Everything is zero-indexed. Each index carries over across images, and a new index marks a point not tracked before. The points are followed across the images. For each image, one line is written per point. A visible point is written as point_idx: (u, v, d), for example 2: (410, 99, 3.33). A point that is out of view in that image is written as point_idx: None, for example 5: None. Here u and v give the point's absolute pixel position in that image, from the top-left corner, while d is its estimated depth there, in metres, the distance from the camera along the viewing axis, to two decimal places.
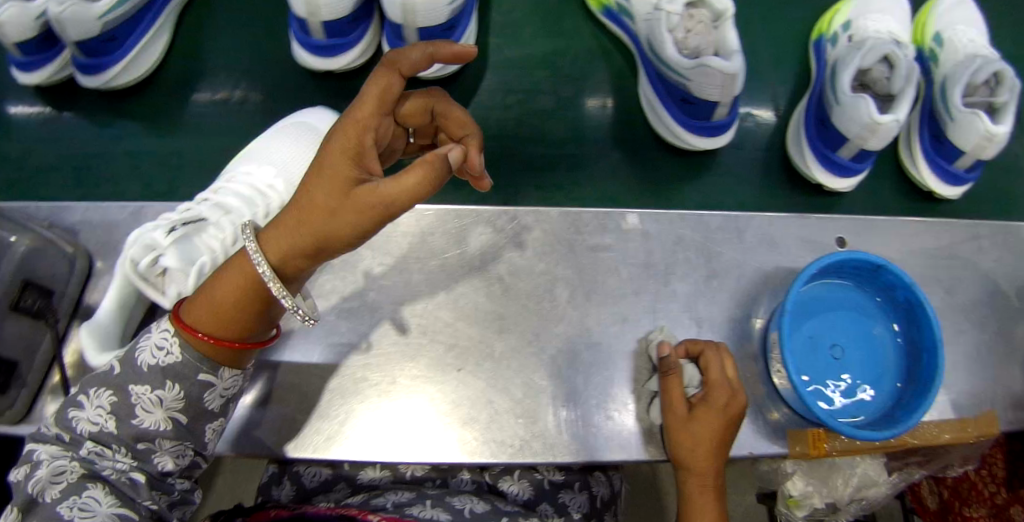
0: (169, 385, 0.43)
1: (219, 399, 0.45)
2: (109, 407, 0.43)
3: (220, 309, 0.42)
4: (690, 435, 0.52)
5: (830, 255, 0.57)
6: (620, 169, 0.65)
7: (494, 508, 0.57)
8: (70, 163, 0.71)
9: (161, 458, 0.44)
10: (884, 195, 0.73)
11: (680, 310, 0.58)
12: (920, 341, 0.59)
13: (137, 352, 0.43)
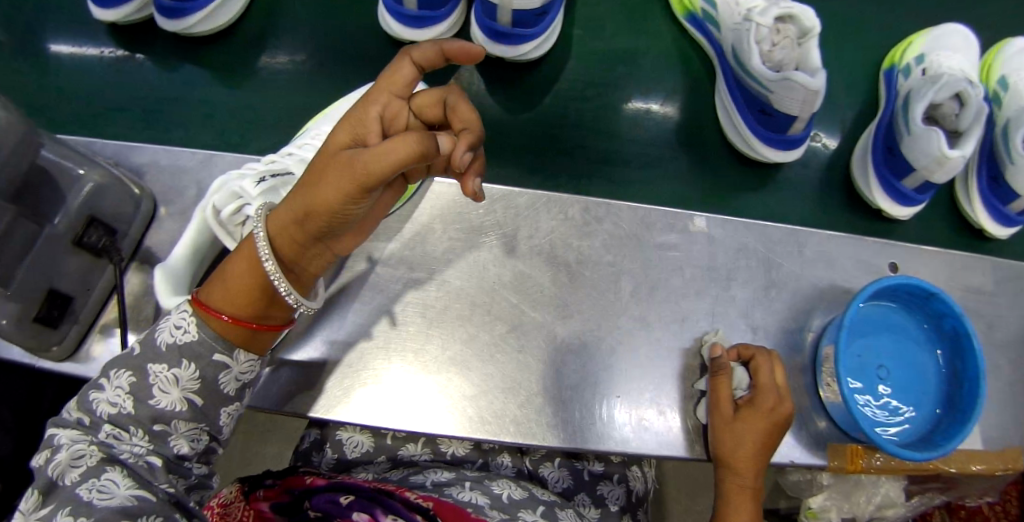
0: (185, 365, 0.46)
1: (235, 383, 0.48)
2: (127, 389, 0.45)
3: (238, 286, 0.47)
4: (735, 436, 0.54)
5: (888, 278, 0.58)
6: (684, 172, 0.75)
7: (531, 496, 0.57)
8: (142, 106, 0.74)
9: (177, 440, 0.46)
10: (928, 228, 0.76)
11: (736, 315, 0.59)
12: (962, 371, 0.60)
13: (156, 333, 0.46)
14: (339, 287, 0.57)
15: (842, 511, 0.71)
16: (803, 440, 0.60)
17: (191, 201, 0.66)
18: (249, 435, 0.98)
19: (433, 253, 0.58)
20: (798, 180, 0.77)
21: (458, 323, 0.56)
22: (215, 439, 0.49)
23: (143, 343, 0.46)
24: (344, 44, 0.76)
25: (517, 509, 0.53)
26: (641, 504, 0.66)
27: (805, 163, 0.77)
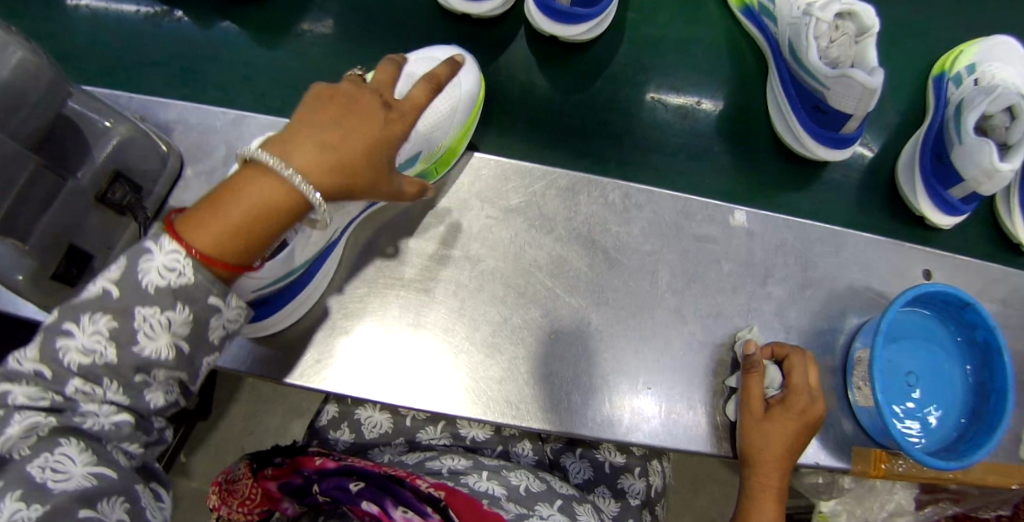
0: (179, 308, 0.35)
1: (221, 330, 0.38)
2: (108, 333, 0.34)
3: (238, 228, 0.35)
4: (764, 435, 0.52)
5: (926, 285, 0.58)
6: (726, 165, 0.76)
7: (550, 488, 0.56)
8: (177, 63, 0.74)
9: (154, 393, 0.37)
10: (959, 240, 0.76)
11: (771, 313, 0.59)
12: (991, 383, 0.60)
13: (140, 269, 0.34)
14: (369, 260, 0.55)
15: (853, 517, 0.71)
16: (829, 444, 0.60)
17: (220, 162, 0.65)
18: (254, 403, 0.97)
19: (467, 231, 0.56)
20: (832, 182, 0.76)
21: (491, 304, 0.55)
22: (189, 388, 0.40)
23: (122, 285, 0.35)
24: (389, 15, 0.75)
25: (534, 502, 0.52)
26: (659, 500, 0.65)
27: (840, 164, 0.76)
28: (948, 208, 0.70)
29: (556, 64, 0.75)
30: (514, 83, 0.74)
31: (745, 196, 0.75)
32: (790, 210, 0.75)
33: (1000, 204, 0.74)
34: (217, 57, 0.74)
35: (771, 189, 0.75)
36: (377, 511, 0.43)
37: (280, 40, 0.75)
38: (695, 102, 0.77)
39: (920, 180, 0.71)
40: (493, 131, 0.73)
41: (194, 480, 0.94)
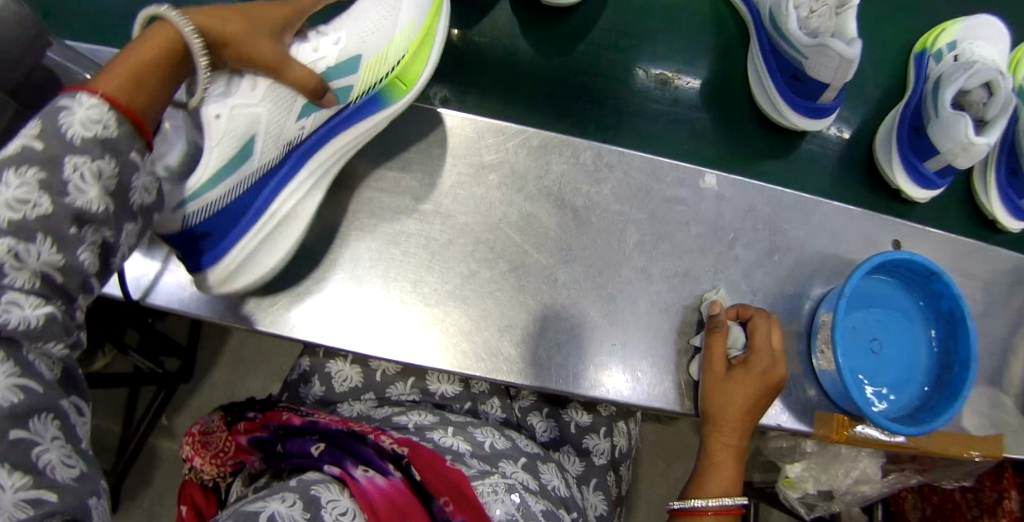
0: (109, 158, 0.32)
1: (144, 195, 0.35)
2: (41, 183, 0.30)
3: (129, 72, 0.34)
4: (725, 395, 0.53)
5: (892, 253, 0.58)
6: (706, 133, 0.76)
7: (515, 447, 0.57)
8: None
9: (86, 256, 0.32)
10: (934, 216, 0.76)
11: (738, 276, 0.60)
12: (954, 352, 0.61)
13: (61, 124, 0.31)
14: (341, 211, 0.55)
15: (818, 483, 0.72)
16: (792, 407, 0.61)
17: None
18: (237, 363, 0.99)
19: (438, 186, 0.57)
20: (812, 154, 0.77)
21: (460, 259, 0.56)
22: (106, 263, 0.35)
23: (45, 138, 0.30)
24: None
25: (498, 458, 0.54)
26: (624, 460, 0.66)
27: (819, 137, 0.77)
28: (924, 182, 0.70)
29: (539, 28, 0.76)
30: (497, 47, 0.75)
31: (725, 164, 0.75)
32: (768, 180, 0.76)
33: (977, 181, 0.74)
34: (202, 15, 0.75)
35: (750, 159, 0.76)
36: (339, 472, 0.42)
37: None
38: (677, 71, 0.77)
39: (897, 154, 0.71)
40: (475, 95, 0.74)
41: (177, 440, 0.95)
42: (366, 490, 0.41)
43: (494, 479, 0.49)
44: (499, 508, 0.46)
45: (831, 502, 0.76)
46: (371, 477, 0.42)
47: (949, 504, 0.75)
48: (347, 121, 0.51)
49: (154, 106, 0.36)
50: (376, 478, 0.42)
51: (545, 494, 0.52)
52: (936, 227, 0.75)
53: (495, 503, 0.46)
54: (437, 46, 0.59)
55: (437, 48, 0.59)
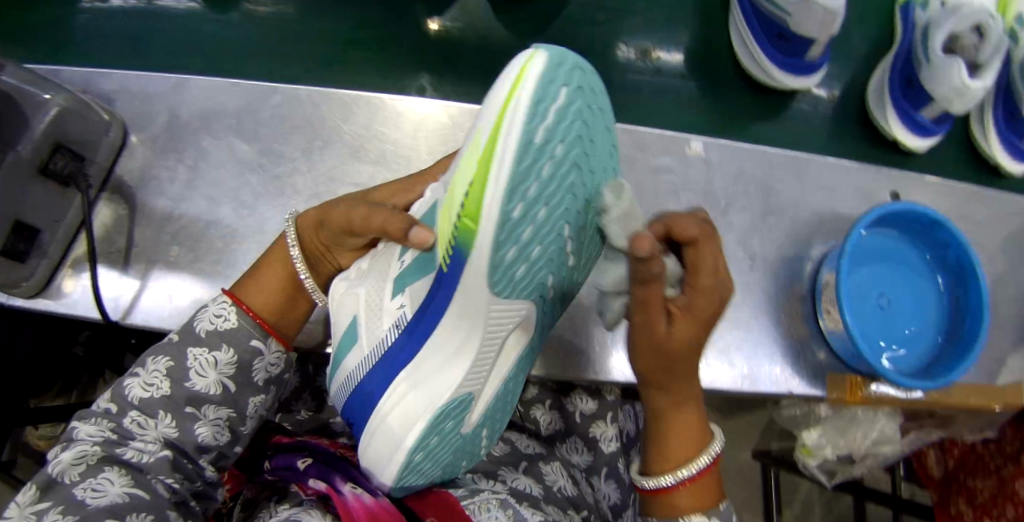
0: (225, 347, 0.43)
1: (264, 372, 0.45)
2: (166, 372, 0.42)
3: (258, 283, 0.47)
4: (658, 346, 0.33)
5: (893, 205, 0.56)
6: (693, 99, 0.74)
7: (513, 450, 0.57)
8: (123, 34, 0.71)
9: (202, 429, 0.43)
10: (934, 165, 0.74)
11: (734, 241, 0.59)
12: (965, 302, 0.59)
13: (194, 321, 0.44)
14: None
15: (837, 448, 0.70)
16: (802, 371, 0.59)
17: (162, 129, 0.60)
18: None
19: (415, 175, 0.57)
20: (803, 112, 0.74)
21: None
22: (236, 433, 0.45)
23: (182, 334, 0.44)
24: None
25: (498, 467, 0.53)
26: (635, 445, 0.65)
27: (810, 94, 0.74)
28: (923, 129, 0.69)
29: (512, 11, 0.74)
30: (471, 33, 0.74)
31: (717, 129, 0.73)
32: (760, 141, 0.73)
33: (974, 124, 0.72)
34: (161, 24, 0.72)
35: (740, 121, 0.74)
36: (325, 487, 0.44)
37: (226, 4, 0.73)
38: (657, 37, 0.75)
39: (890, 105, 0.69)
40: (453, 84, 0.73)
41: None
42: (351, 504, 0.41)
43: (486, 495, 0.46)
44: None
45: (851, 468, 0.74)
46: (358, 495, 0.43)
47: (971, 456, 0.70)
48: (440, 290, 0.32)
49: (275, 303, 0.47)
50: (363, 495, 0.43)
51: (549, 498, 0.51)
52: (935, 175, 0.73)
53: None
54: (531, 151, 0.25)
55: (515, 157, 0.24)
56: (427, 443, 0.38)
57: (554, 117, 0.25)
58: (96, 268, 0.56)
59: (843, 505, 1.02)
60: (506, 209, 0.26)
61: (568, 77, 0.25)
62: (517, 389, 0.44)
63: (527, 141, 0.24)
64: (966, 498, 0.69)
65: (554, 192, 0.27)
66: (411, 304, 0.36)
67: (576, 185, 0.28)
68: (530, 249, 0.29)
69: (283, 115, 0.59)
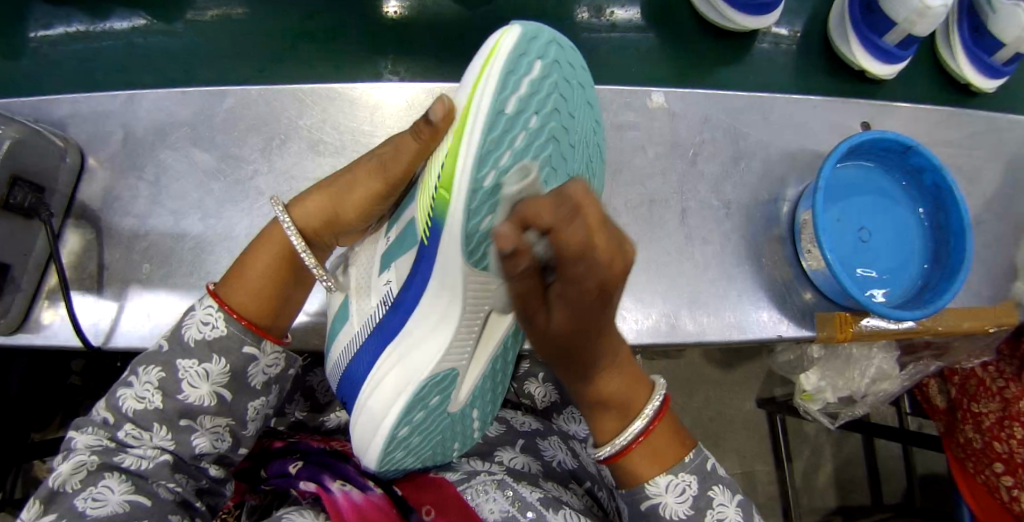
0: (216, 358, 0.41)
1: (262, 376, 0.43)
2: (157, 384, 0.41)
3: (248, 283, 0.43)
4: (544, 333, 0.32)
5: (863, 134, 0.55)
6: (656, 53, 0.73)
7: (510, 428, 0.56)
8: (72, 56, 0.70)
9: (200, 439, 0.42)
10: (907, 91, 0.73)
11: (707, 190, 0.59)
12: (946, 224, 0.58)
13: (183, 328, 0.41)
14: None
15: (838, 390, 0.70)
16: (789, 312, 0.58)
17: (119, 148, 0.59)
18: None
19: None
20: (768, 53, 0.73)
21: None
22: (238, 436, 0.44)
23: (172, 341, 0.41)
24: None
25: (494, 448, 0.53)
26: None
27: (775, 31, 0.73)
28: (886, 56, 0.67)
29: None
30: (423, 11, 0.73)
31: (685, 82, 0.73)
32: (728, 88, 0.73)
33: (941, 44, 0.71)
34: (110, 42, 0.70)
35: (705, 69, 0.73)
36: (314, 488, 0.45)
37: (172, 12, 0.71)
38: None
39: (852, 31, 0.67)
40: (412, 68, 0.73)
41: None
42: (339, 502, 0.43)
43: (482, 477, 0.47)
44: (490, 508, 0.44)
45: (854, 407, 0.74)
46: (346, 492, 0.44)
47: (974, 381, 0.67)
48: (425, 263, 0.36)
49: (268, 304, 0.43)
50: (352, 492, 0.45)
51: (549, 473, 0.51)
52: (907, 101, 0.72)
53: (485, 504, 0.44)
54: (502, 119, 0.30)
55: (488, 122, 0.30)
56: (412, 418, 0.40)
57: (525, 89, 0.31)
58: (68, 296, 0.54)
59: (853, 445, 1.02)
60: (480, 176, 0.31)
61: (541, 53, 0.32)
62: (503, 372, 0.46)
63: (498, 111, 0.30)
64: (973, 424, 0.66)
65: (530, 156, 0.32)
66: (398, 275, 0.40)
67: (552, 153, 0.32)
68: (507, 220, 0.33)
69: (237, 117, 0.59)
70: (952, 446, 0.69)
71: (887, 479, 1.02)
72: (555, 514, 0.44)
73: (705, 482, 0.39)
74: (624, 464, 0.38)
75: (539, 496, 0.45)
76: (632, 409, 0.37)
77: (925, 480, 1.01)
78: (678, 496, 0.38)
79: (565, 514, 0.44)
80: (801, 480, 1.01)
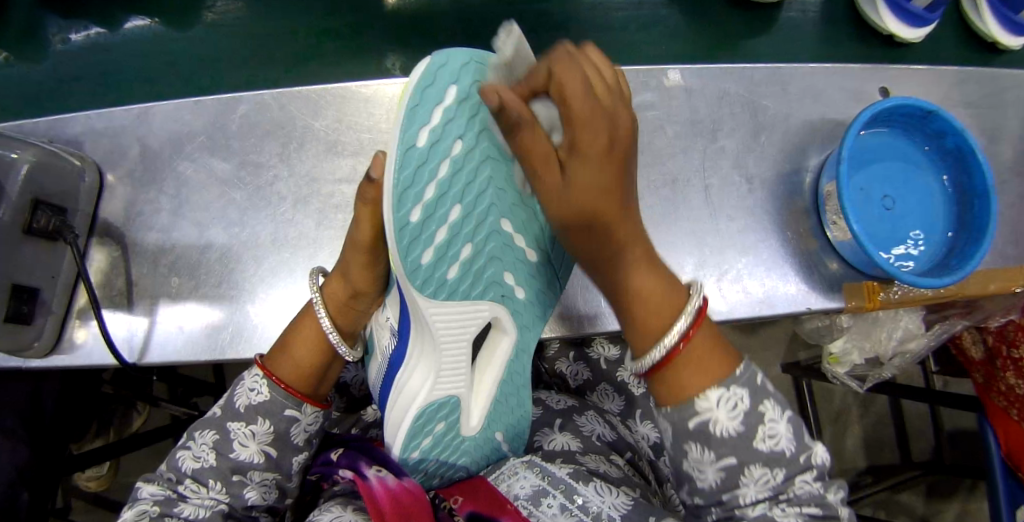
0: (261, 420, 0.47)
1: (303, 433, 0.49)
2: (211, 445, 0.47)
3: (291, 360, 0.48)
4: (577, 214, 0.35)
5: (884, 102, 0.54)
6: (678, 26, 0.72)
7: (547, 409, 0.60)
8: (91, 69, 0.70)
9: (251, 492, 0.47)
10: (932, 51, 0.72)
11: (728, 166, 0.59)
12: (971, 189, 0.58)
13: (234, 397, 0.48)
14: (319, 227, 0.57)
15: (864, 352, 0.72)
16: (817, 285, 0.58)
17: (137, 163, 0.59)
18: None
19: None
20: (791, 21, 0.72)
21: None
22: (283, 487, 0.50)
23: (224, 407, 0.48)
24: None
25: (536, 434, 0.57)
26: None
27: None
28: (916, 20, 0.65)
29: None
30: None
31: (706, 54, 0.72)
32: (752, 58, 0.72)
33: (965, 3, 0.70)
34: (127, 53, 0.70)
35: (728, 40, 0.72)
36: (353, 474, 0.45)
37: (189, 16, 0.71)
38: None
39: None
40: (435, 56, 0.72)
41: None
42: (374, 488, 0.43)
43: (513, 462, 0.50)
44: (521, 485, 0.47)
45: (882, 369, 0.75)
46: (382, 477, 0.44)
47: (1012, 327, 0.64)
48: (404, 315, 0.41)
49: (308, 373, 0.49)
50: (387, 477, 0.44)
51: (589, 448, 0.54)
52: (933, 62, 0.71)
53: (517, 482, 0.48)
54: (417, 153, 0.31)
55: (400, 161, 0.31)
56: (420, 443, 0.47)
57: (438, 120, 0.32)
58: (100, 314, 0.55)
59: (880, 405, 1.03)
60: (404, 214, 0.32)
61: (456, 78, 0.32)
62: (523, 392, 0.49)
63: (409, 147, 0.31)
64: (1014, 371, 0.64)
65: (462, 181, 0.34)
66: (393, 312, 0.44)
67: (491, 175, 0.35)
68: (454, 251, 0.36)
69: (254, 122, 0.58)
70: (992, 398, 0.67)
71: (915, 437, 1.03)
72: (584, 484, 0.46)
73: (755, 396, 0.34)
74: (668, 366, 0.35)
75: (567, 470, 0.48)
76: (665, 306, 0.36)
77: (953, 436, 1.02)
78: (729, 412, 0.34)
79: (595, 485, 0.46)
80: (830, 443, 1.02)
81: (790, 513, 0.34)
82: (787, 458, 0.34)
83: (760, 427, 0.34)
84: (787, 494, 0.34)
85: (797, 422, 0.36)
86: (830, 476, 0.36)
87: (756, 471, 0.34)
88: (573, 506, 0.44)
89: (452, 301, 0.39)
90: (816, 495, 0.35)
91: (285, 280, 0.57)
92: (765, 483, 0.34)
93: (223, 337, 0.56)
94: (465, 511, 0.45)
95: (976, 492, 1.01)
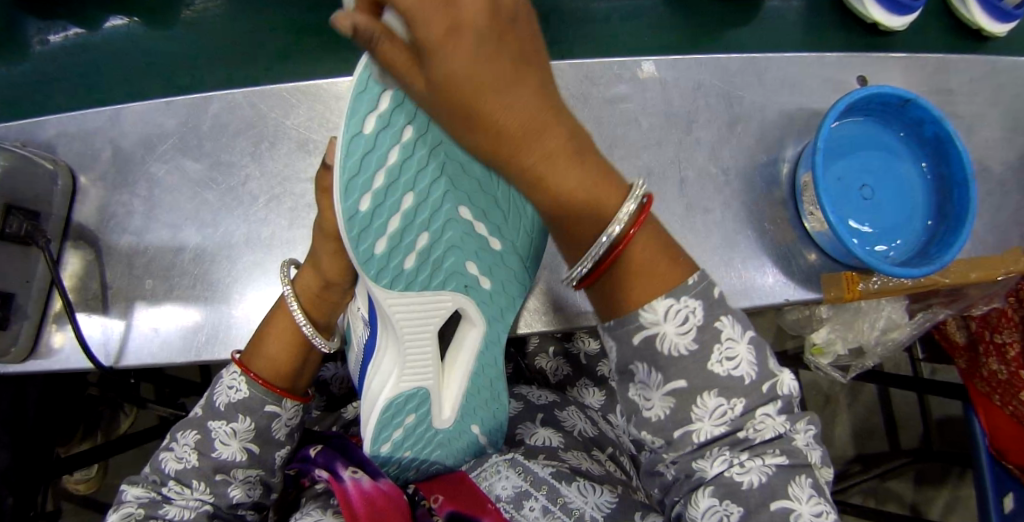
0: (241, 418, 0.47)
1: (285, 428, 0.49)
2: (193, 445, 0.47)
3: (268, 356, 0.48)
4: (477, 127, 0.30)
5: (859, 90, 0.54)
6: (662, 17, 0.72)
7: (528, 405, 0.59)
8: (69, 71, 0.69)
9: (235, 490, 0.47)
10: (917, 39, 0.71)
11: (704, 158, 0.58)
12: (950, 177, 0.57)
13: (214, 396, 0.47)
14: (293, 226, 0.57)
15: (847, 342, 0.71)
16: (796, 277, 0.58)
17: (110, 165, 0.59)
18: None
19: None
20: (775, 11, 0.72)
21: None
22: (268, 483, 0.51)
23: (205, 407, 0.48)
24: None
25: (516, 428, 0.56)
26: None
27: None
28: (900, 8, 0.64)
29: None
30: None
31: (688, 44, 0.71)
32: (738, 48, 0.71)
33: None
34: (104, 53, 0.69)
35: (711, 30, 0.71)
36: (328, 476, 0.45)
37: (169, 15, 0.70)
38: None
39: None
40: None
41: None
42: (349, 490, 0.43)
43: (495, 459, 0.51)
44: (503, 485, 0.48)
45: (864, 359, 0.74)
46: (356, 479, 0.44)
47: (995, 314, 0.66)
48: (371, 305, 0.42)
49: (286, 369, 0.49)
50: (362, 479, 0.44)
51: (570, 444, 0.54)
52: (918, 50, 0.70)
53: (499, 482, 0.48)
54: (364, 139, 0.29)
55: (344, 148, 0.28)
56: (391, 435, 0.46)
57: (388, 103, 0.29)
58: (74, 318, 0.54)
59: (869, 394, 1.03)
60: (353, 204, 0.30)
61: None
62: (497, 384, 0.50)
63: (355, 133, 0.28)
64: (997, 356, 0.66)
65: (416, 167, 0.32)
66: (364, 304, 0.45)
67: (447, 160, 0.34)
68: (410, 240, 0.35)
69: (226, 121, 0.58)
70: (976, 383, 0.69)
71: (903, 424, 1.02)
72: (567, 485, 0.46)
73: (710, 310, 0.33)
74: (610, 284, 0.34)
75: (550, 470, 0.48)
76: (601, 222, 0.33)
77: (941, 424, 1.02)
78: (679, 326, 0.33)
79: (578, 485, 0.47)
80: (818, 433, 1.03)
81: (751, 467, 0.34)
82: (746, 385, 0.34)
83: (716, 346, 0.33)
84: (748, 427, 0.34)
85: (756, 345, 0.35)
86: (794, 404, 0.36)
87: (711, 396, 0.33)
88: (556, 508, 0.45)
89: (410, 289, 0.38)
90: (781, 437, 0.35)
91: (260, 281, 0.56)
92: (722, 415, 0.33)
93: (199, 338, 0.56)
94: (444, 511, 0.45)
95: (966, 479, 1.01)
